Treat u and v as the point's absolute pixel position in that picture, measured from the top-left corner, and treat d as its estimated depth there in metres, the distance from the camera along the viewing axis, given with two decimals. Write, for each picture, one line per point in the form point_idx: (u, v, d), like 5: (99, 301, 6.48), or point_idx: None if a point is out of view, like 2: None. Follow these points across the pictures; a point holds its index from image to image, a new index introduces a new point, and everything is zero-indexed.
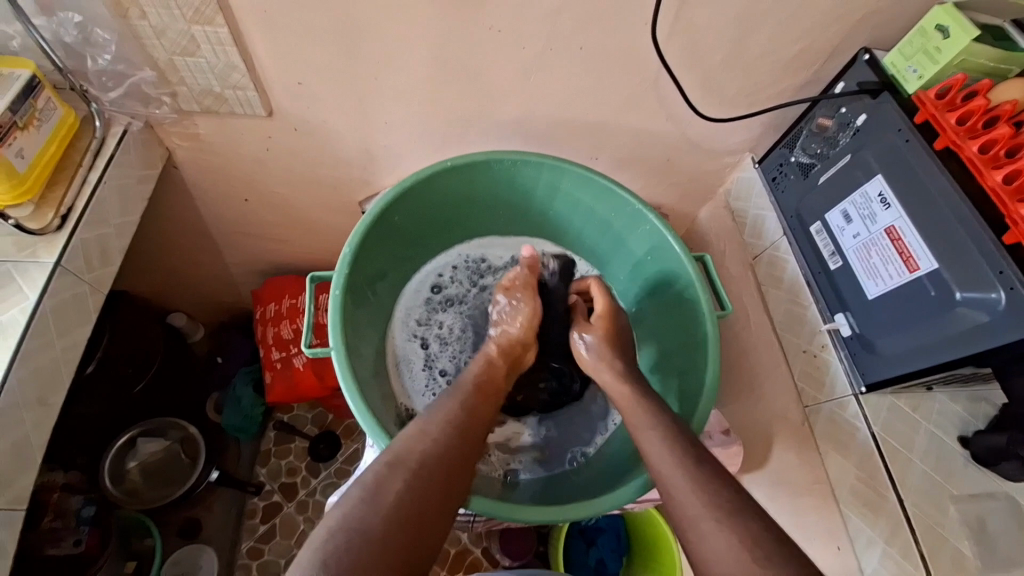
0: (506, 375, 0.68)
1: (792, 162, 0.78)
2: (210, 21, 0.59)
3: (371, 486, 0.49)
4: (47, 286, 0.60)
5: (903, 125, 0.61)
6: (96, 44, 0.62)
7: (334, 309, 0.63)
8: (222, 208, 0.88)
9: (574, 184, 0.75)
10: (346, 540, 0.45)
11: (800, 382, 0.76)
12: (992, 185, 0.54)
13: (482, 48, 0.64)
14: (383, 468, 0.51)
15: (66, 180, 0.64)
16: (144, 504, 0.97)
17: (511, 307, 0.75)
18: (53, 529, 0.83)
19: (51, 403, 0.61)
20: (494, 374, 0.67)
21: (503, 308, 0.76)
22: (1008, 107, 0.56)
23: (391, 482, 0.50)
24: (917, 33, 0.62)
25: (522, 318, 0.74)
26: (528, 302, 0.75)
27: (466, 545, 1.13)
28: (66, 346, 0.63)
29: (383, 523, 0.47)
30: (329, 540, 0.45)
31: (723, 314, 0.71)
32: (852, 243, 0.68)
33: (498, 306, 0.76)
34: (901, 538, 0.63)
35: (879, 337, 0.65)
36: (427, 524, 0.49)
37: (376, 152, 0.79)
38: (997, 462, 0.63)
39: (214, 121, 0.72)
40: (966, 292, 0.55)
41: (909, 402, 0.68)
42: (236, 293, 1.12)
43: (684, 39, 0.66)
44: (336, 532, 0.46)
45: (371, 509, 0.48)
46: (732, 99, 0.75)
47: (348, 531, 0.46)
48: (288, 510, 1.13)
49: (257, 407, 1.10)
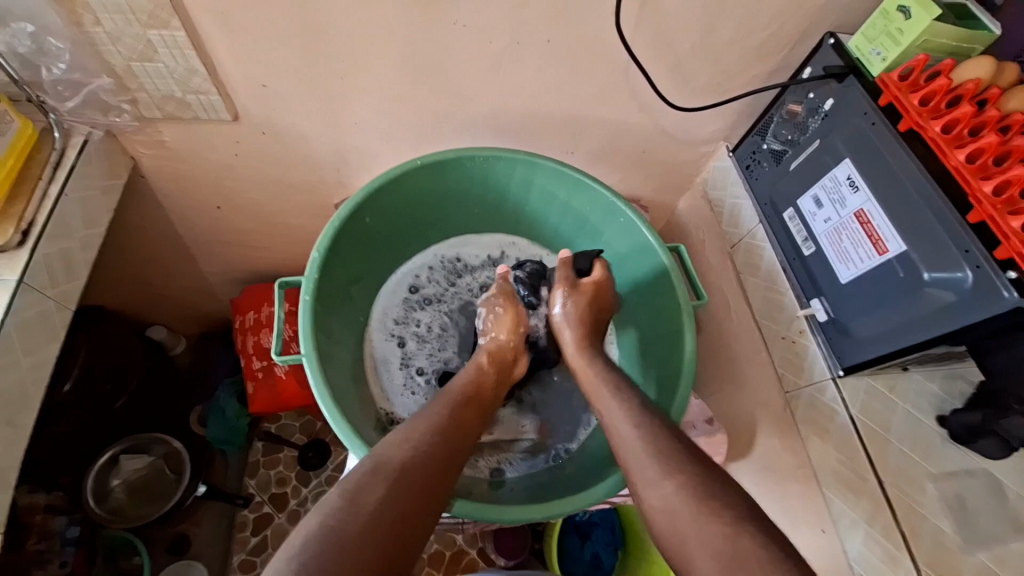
0: (494, 384, 0.68)
1: (765, 149, 0.78)
2: (166, 25, 0.57)
3: (351, 491, 0.49)
4: (10, 304, 0.59)
5: (868, 109, 0.62)
6: (51, 53, 0.61)
7: (304, 313, 0.62)
8: (195, 217, 0.87)
9: (547, 179, 0.75)
10: (323, 544, 0.44)
11: (780, 368, 0.76)
12: (955, 164, 0.54)
13: (448, 43, 0.64)
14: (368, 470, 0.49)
15: (26, 193, 0.62)
16: (130, 522, 0.94)
17: (492, 317, 0.74)
18: (38, 551, 0.82)
19: (20, 422, 0.60)
20: (482, 383, 0.66)
21: (487, 318, 0.75)
22: (971, 86, 0.56)
23: (371, 486, 0.49)
24: (880, 15, 0.63)
25: (506, 329, 0.73)
26: (510, 311, 0.74)
27: (460, 547, 1.12)
28: (34, 364, 0.61)
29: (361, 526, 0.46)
30: (308, 540, 0.44)
31: (699, 304, 0.72)
32: (824, 227, 0.68)
33: (480, 317, 0.76)
34: (882, 519, 0.64)
35: (853, 320, 0.65)
36: (408, 516, 0.49)
37: (349, 153, 0.78)
38: (974, 439, 0.64)
39: (179, 128, 0.71)
40: (934, 273, 0.55)
41: (886, 382, 0.68)
42: (216, 302, 1.11)
43: (650, 31, 0.66)
44: (316, 534, 0.45)
45: (354, 514, 0.47)
46: (702, 90, 0.76)
47: (325, 535, 0.45)
48: (279, 520, 1.11)
49: (242, 418, 1.09)
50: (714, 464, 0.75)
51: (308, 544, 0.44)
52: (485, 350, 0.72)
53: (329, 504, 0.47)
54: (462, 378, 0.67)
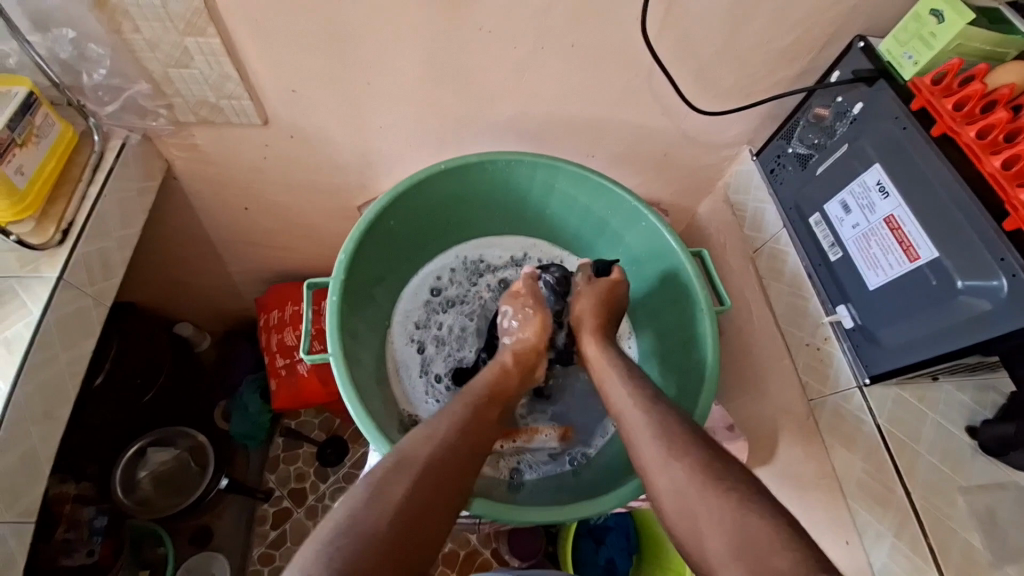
0: (517, 383, 0.68)
1: (790, 152, 0.77)
2: (202, 32, 0.59)
3: (371, 484, 0.50)
4: (50, 300, 0.61)
5: (900, 113, 0.61)
6: (91, 59, 0.63)
7: (332, 314, 0.64)
8: (223, 218, 0.89)
9: (569, 182, 0.75)
10: (346, 541, 0.45)
11: (803, 375, 0.75)
12: (990, 170, 0.53)
13: (473, 50, 0.65)
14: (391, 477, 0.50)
15: (66, 195, 0.65)
16: (153, 513, 0.96)
17: (521, 317, 0.74)
18: (67, 539, 0.84)
19: (58, 414, 0.62)
20: (507, 384, 0.67)
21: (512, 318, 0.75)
22: (1006, 90, 0.55)
23: (395, 480, 0.50)
24: (912, 18, 0.61)
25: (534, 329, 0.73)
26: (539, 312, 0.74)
27: (475, 547, 1.13)
28: (71, 359, 0.64)
29: (384, 526, 0.46)
30: (331, 537, 0.45)
31: (722, 310, 0.71)
32: (852, 233, 0.67)
33: (507, 316, 0.75)
34: (909, 532, 0.62)
35: (881, 327, 0.64)
36: (428, 515, 0.49)
37: (373, 157, 0.79)
38: (1005, 451, 0.62)
39: (211, 131, 0.73)
40: (968, 281, 0.54)
41: (915, 393, 0.67)
42: (240, 300, 1.13)
43: (675, 35, 0.66)
44: (341, 533, 0.45)
45: (376, 512, 0.47)
46: (727, 93, 0.75)
47: (348, 531, 0.46)
48: (298, 515, 1.13)
49: (264, 414, 1.11)
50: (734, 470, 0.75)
51: (332, 540, 0.45)
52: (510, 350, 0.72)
53: (355, 503, 0.48)
54: (486, 375, 0.67)
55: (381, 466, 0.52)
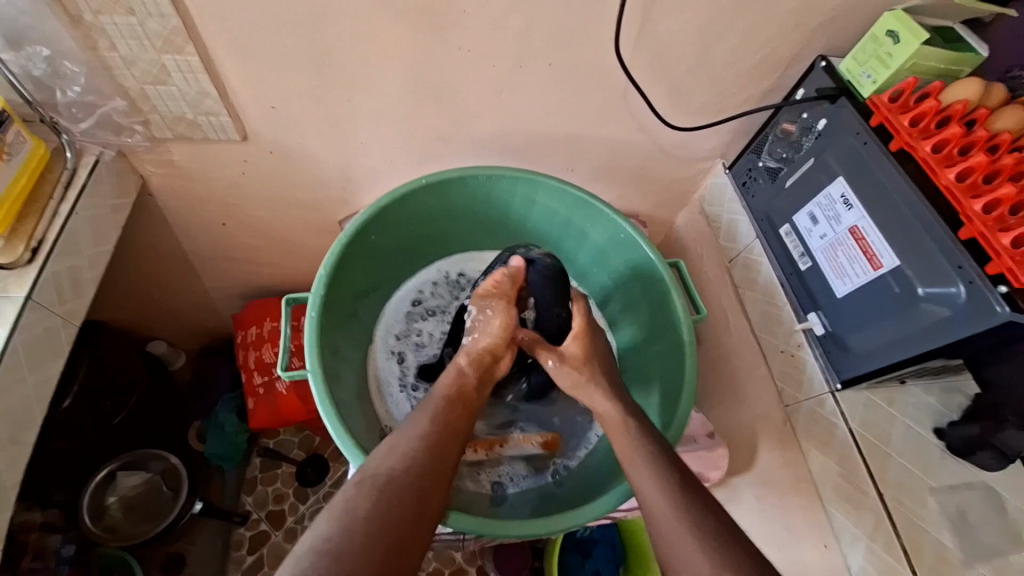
0: (476, 385, 0.66)
1: (761, 166, 0.80)
2: (180, 50, 0.59)
3: (343, 509, 0.49)
4: (18, 321, 0.59)
5: (860, 129, 0.64)
6: (66, 76, 0.62)
7: (311, 330, 0.63)
8: (200, 234, 0.88)
9: (550, 197, 0.76)
10: (316, 565, 0.44)
11: (780, 382, 0.77)
12: (945, 183, 0.56)
13: (453, 68, 0.66)
14: (357, 498, 0.50)
15: (37, 212, 0.63)
16: (123, 540, 0.92)
17: (484, 318, 0.70)
18: (32, 569, 0.82)
19: (24, 439, 0.60)
20: (465, 388, 0.65)
21: (477, 318, 0.70)
22: (959, 107, 0.58)
23: (360, 503, 0.49)
24: (870, 39, 0.65)
25: (495, 330, 0.69)
26: (503, 313, 0.70)
27: (460, 564, 1.11)
28: (38, 381, 0.62)
29: (353, 548, 0.45)
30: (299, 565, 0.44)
31: (699, 318, 0.73)
32: (820, 243, 0.70)
33: (472, 315, 0.71)
34: (884, 532, 0.64)
35: (851, 334, 0.67)
36: (404, 530, 0.49)
37: (354, 172, 0.79)
38: (973, 452, 0.64)
39: (189, 148, 0.73)
40: (928, 288, 0.57)
41: (884, 397, 0.69)
42: (217, 317, 1.11)
43: (649, 54, 0.68)
44: (307, 559, 0.44)
45: (343, 534, 0.46)
46: (700, 109, 0.78)
47: (318, 556, 0.45)
48: (276, 538, 1.11)
49: (241, 434, 1.09)
50: (717, 478, 0.76)
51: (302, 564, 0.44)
52: (467, 351, 0.69)
53: (324, 532, 0.47)
54: (444, 381, 0.66)
55: (348, 487, 0.51)
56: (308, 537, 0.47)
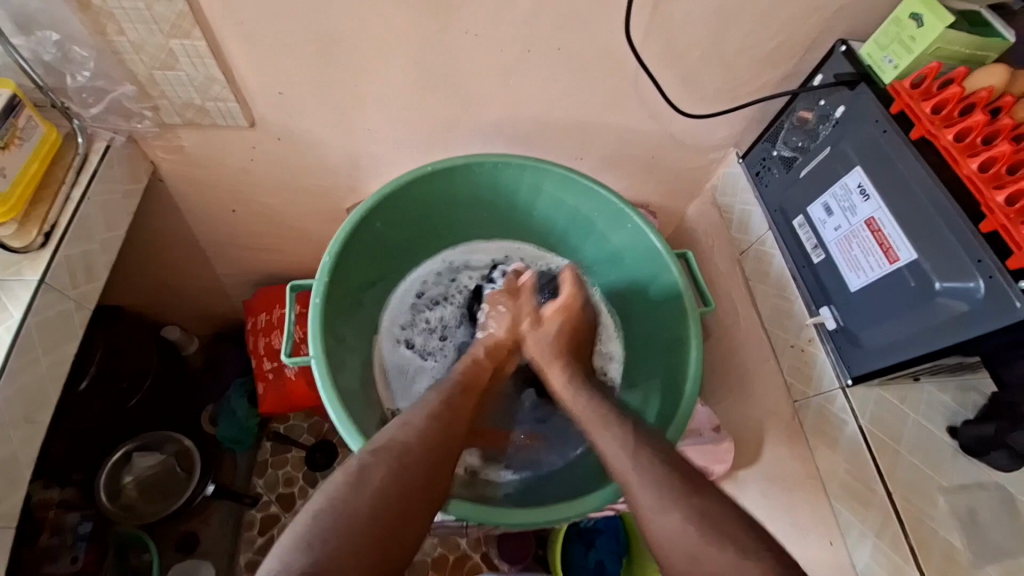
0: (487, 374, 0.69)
1: (775, 155, 0.78)
2: (187, 35, 0.59)
3: (354, 475, 0.49)
4: (31, 303, 0.60)
5: (879, 117, 0.62)
6: (75, 61, 0.63)
7: (315, 316, 0.63)
8: (210, 220, 0.89)
9: (557, 185, 0.76)
10: (329, 528, 0.45)
11: (788, 377, 0.76)
12: (967, 173, 0.54)
13: (459, 53, 0.65)
14: (373, 467, 0.50)
15: (49, 197, 0.64)
16: (140, 519, 0.95)
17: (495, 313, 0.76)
18: (50, 546, 0.83)
19: (38, 418, 0.61)
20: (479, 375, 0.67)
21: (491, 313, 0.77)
22: (985, 94, 0.56)
23: (374, 472, 0.50)
24: (892, 22, 0.62)
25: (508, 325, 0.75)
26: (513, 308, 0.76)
27: (465, 551, 1.12)
28: (52, 363, 0.63)
29: (361, 515, 0.47)
30: (309, 530, 0.46)
31: (706, 311, 0.71)
32: (834, 235, 0.68)
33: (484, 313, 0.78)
34: (891, 530, 0.63)
35: (863, 329, 0.65)
36: (410, 503, 0.50)
37: (362, 159, 0.79)
38: (986, 451, 0.63)
39: (198, 134, 0.73)
40: (946, 282, 0.55)
41: (897, 394, 0.67)
42: (228, 303, 1.13)
43: (660, 39, 0.66)
44: (316, 525, 0.46)
45: (353, 502, 0.48)
46: (712, 97, 0.76)
47: (330, 518, 0.46)
48: (285, 519, 1.12)
49: (252, 418, 1.10)
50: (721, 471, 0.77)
51: (314, 528, 0.45)
52: (484, 343, 0.73)
53: (336, 497, 0.48)
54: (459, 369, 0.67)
55: (362, 455, 0.52)
56: (322, 496, 0.48)
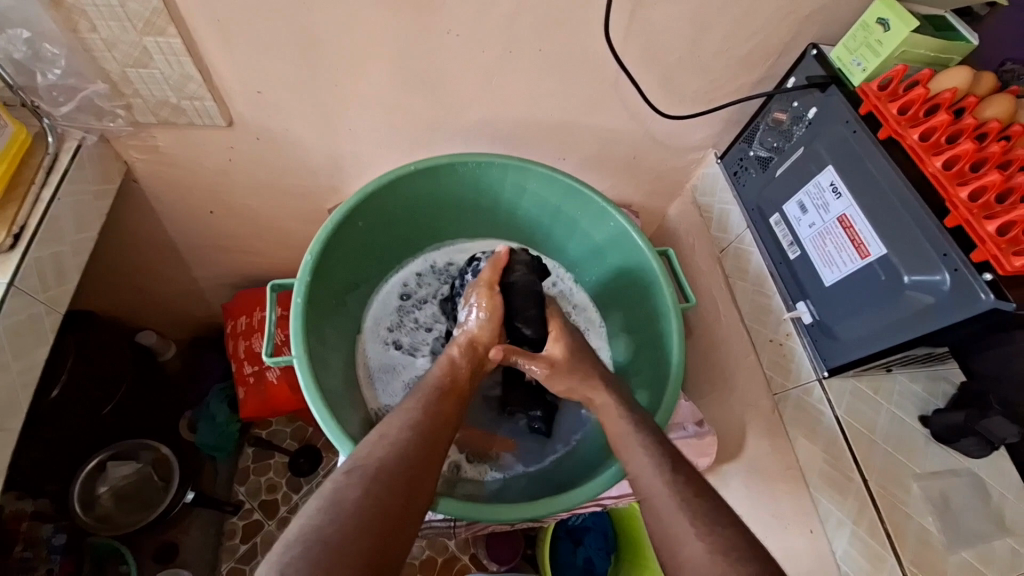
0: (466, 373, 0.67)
1: (752, 156, 0.80)
2: (162, 32, 0.58)
3: (330, 496, 0.48)
4: (1, 308, 0.58)
5: (850, 118, 0.64)
6: (45, 59, 0.61)
7: (296, 316, 0.63)
8: (188, 222, 0.87)
9: (540, 184, 0.76)
10: (305, 552, 0.43)
11: (768, 371, 0.78)
12: (932, 171, 0.56)
13: (441, 54, 0.65)
14: (346, 485, 0.49)
15: (18, 198, 0.62)
16: (118, 530, 0.93)
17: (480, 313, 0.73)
18: (24, 559, 0.81)
19: (8, 426, 0.59)
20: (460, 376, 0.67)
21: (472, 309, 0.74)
22: (948, 95, 0.58)
23: (348, 491, 0.48)
24: (860, 26, 0.64)
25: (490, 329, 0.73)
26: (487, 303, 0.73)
27: (453, 553, 1.12)
28: (22, 369, 0.61)
29: (345, 530, 0.45)
30: (286, 553, 0.43)
31: (688, 306, 0.73)
32: (809, 232, 0.70)
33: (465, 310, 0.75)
34: (868, 517, 0.64)
35: (837, 322, 0.67)
36: (392, 515, 0.48)
37: (343, 159, 0.79)
38: (956, 438, 0.65)
39: (173, 133, 0.72)
40: (914, 275, 0.57)
41: (870, 385, 0.70)
42: (207, 307, 1.10)
43: (640, 40, 0.67)
44: (297, 549, 0.43)
45: (333, 521, 0.45)
46: (691, 98, 0.77)
47: (306, 543, 0.44)
48: (269, 527, 1.10)
49: (233, 424, 1.08)
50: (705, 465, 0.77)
51: (291, 553, 0.43)
52: (460, 343, 0.71)
53: (313, 521, 0.45)
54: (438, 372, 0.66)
55: (337, 477, 0.50)
56: (298, 523, 0.46)
